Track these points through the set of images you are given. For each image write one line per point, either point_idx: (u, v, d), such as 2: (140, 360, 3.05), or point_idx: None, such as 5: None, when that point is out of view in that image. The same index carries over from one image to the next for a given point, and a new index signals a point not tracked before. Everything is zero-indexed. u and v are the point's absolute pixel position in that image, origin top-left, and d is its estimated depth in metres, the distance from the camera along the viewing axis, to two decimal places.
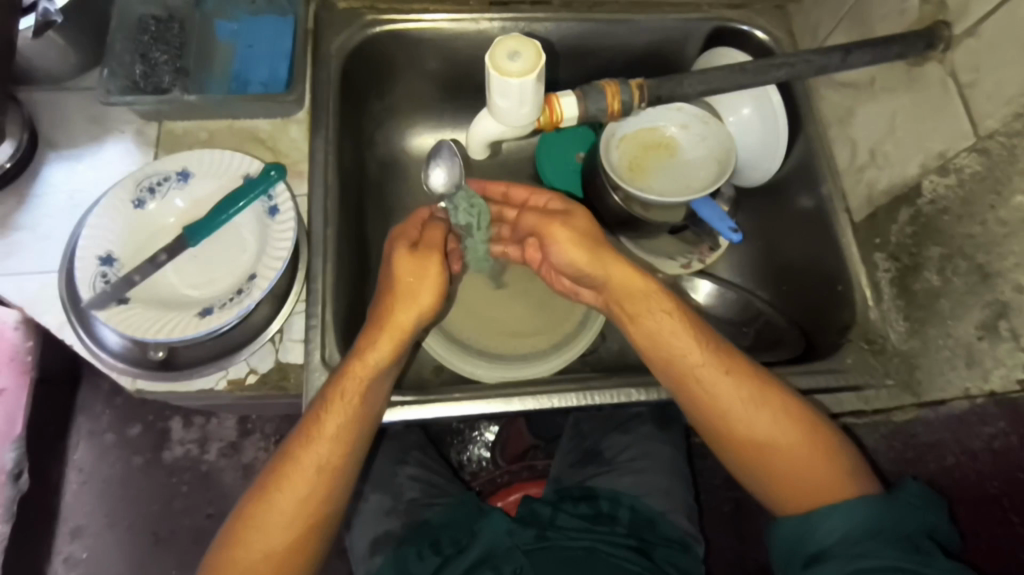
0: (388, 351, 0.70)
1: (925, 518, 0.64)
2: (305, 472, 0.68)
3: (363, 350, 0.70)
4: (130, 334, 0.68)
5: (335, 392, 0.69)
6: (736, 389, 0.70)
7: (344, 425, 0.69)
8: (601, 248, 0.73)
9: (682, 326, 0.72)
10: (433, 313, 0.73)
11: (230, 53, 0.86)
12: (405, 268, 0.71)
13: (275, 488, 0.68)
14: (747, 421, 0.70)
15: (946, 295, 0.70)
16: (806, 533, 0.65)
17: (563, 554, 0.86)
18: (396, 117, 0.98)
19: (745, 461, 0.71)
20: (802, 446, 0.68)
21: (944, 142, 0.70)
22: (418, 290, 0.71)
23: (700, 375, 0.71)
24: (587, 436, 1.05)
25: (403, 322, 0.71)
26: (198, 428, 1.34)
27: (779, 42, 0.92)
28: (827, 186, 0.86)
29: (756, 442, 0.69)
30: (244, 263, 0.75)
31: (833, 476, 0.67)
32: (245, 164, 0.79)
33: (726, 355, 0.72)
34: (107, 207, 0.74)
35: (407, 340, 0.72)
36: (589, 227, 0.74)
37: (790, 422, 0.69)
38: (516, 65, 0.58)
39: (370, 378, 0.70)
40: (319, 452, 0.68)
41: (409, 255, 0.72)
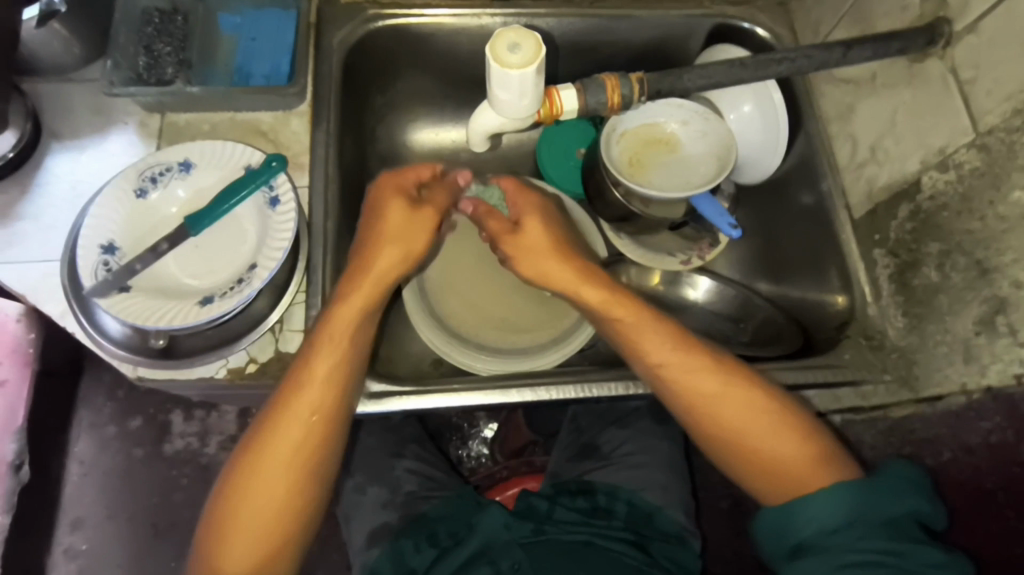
0: (362, 304, 0.72)
1: (904, 501, 0.61)
2: (277, 463, 0.66)
3: (339, 300, 0.71)
4: (131, 322, 0.68)
5: (313, 362, 0.68)
6: (708, 387, 0.70)
7: (319, 403, 0.68)
8: (554, 255, 0.75)
9: (645, 328, 0.72)
10: (416, 260, 0.76)
11: (233, 46, 0.87)
12: (396, 218, 0.75)
13: (249, 479, 0.66)
14: (718, 417, 0.70)
15: (944, 291, 0.70)
16: (787, 525, 0.64)
17: (562, 546, 0.86)
18: (398, 112, 0.98)
19: (727, 456, 0.71)
20: (777, 439, 0.68)
21: (944, 139, 0.70)
22: (413, 228, 0.75)
23: (667, 376, 0.71)
24: (585, 431, 1.05)
25: (381, 270, 0.73)
26: (199, 421, 1.35)
27: (781, 40, 0.92)
28: (828, 182, 0.86)
29: (730, 437, 0.70)
30: (246, 253, 0.76)
31: (811, 467, 0.67)
32: (247, 154, 0.79)
33: (693, 354, 0.71)
34: (108, 196, 0.75)
35: (386, 289, 0.74)
36: (540, 234, 0.76)
37: (762, 415, 0.69)
38: (517, 57, 0.58)
39: (349, 328, 0.70)
40: (292, 433, 0.67)
41: (401, 206, 0.75)
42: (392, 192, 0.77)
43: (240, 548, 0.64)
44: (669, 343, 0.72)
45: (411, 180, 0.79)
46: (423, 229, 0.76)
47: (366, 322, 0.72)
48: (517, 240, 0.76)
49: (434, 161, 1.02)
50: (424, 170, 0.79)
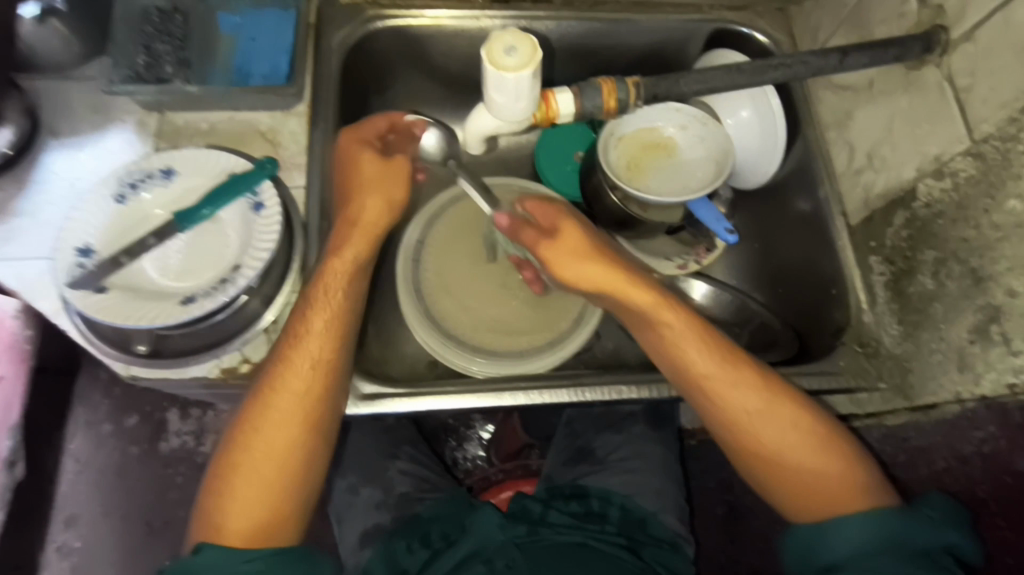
0: (363, 248, 0.76)
1: (945, 535, 0.63)
2: (282, 408, 0.69)
3: (339, 251, 0.75)
4: (111, 322, 0.68)
5: (306, 321, 0.71)
6: (752, 402, 0.71)
7: (318, 358, 0.70)
8: (603, 262, 0.73)
9: (691, 339, 0.72)
10: (399, 210, 0.81)
11: (232, 46, 0.87)
12: (372, 166, 0.79)
13: (250, 435, 0.69)
14: (758, 434, 0.70)
15: (939, 299, 0.70)
16: (817, 547, 0.66)
17: (556, 547, 0.86)
18: (396, 113, 0.98)
19: (759, 471, 0.71)
20: (818, 461, 0.69)
21: (939, 147, 0.70)
22: (390, 184, 0.79)
23: (711, 388, 0.71)
24: (580, 435, 1.04)
25: (372, 219, 0.77)
26: (195, 420, 1.35)
27: (780, 46, 0.92)
28: (824, 189, 0.86)
29: (772, 456, 0.70)
30: (229, 256, 0.75)
31: (846, 487, 0.68)
32: (231, 162, 0.78)
33: (737, 368, 0.72)
34: (89, 200, 0.74)
35: (378, 235, 0.78)
36: (579, 242, 0.73)
37: (804, 436, 0.70)
38: (512, 60, 0.58)
39: (349, 271, 0.75)
40: (292, 385, 0.69)
41: (375, 158, 0.79)
42: (358, 147, 0.80)
43: (246, 494, 0.67)
44: (713, 353, 0.72)
45: (372, 135, 0.82)
46: (400, 173, 0.80)
47: (365, 265, 0.76)
48: (563, 245, 0.73)
49: None
50: (380, 123, 0.82)
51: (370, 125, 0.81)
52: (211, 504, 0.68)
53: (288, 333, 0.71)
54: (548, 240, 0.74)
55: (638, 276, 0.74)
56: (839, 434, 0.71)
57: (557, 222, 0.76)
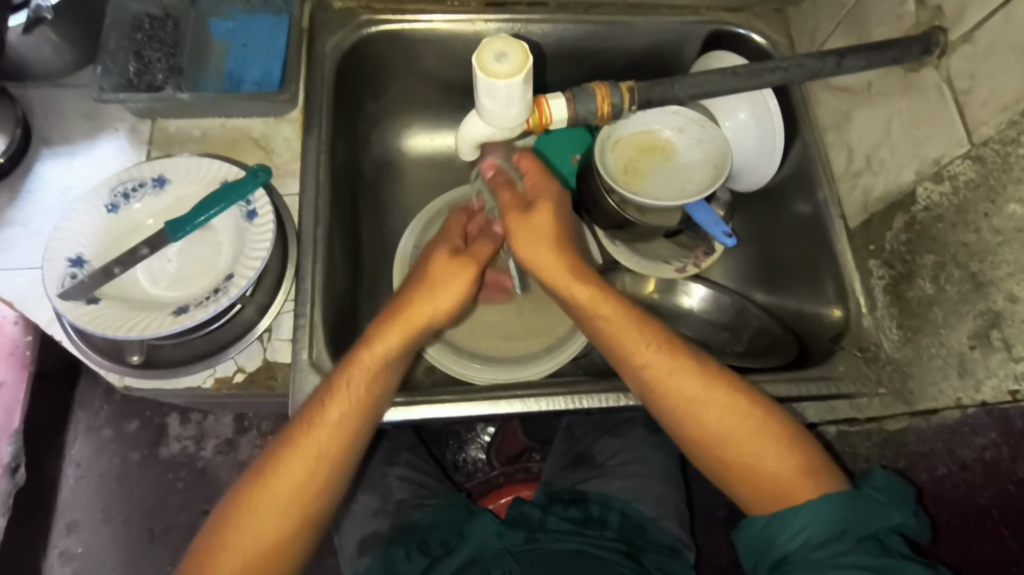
0: (397, 343, 0.70)
1: (891, 516, 0.64)
2: (304, 457, 0.67)
3: (372, 340, 0.70)
4: (101, 333, 0.67)
5: (342, 380, 0.68)
6: (686, 389, 0.69)
7: (346, 415, 0.68)
8: (552, 246, 0.70)
9: (630, 329, 0.70)
10: (461, 309, 0.74)
11: (225, 52, 0.86)
12: (442, 265, 0.72)
13: (270, 479, 0.67)
14: (700, 421, 0.69)
15: (939, 303, 0.69)
16: (770, 538, 0.65)
17: (552, 555, 0.85)
18: (392, 117, 0.98)
19: (703, 455, 0.70)
20: (758, 447, 0.67)
21: (939, 149, 0.69)
22: (445, 284, 0.71)
23: (650, 373, 0.69)
24: (579, 439, 1.04)
25: (421, 314, 0.71)
26: (195, 424, 1.34)
27: (777, 47, 0.91)
28: (824, 192, 0.85)
29: (711, 443, 0.69)
30: (222, 265, 0.74)
31: (792, 474, 0.66)
32: (224, 170, 0.78)
33: (676, 358, 0.69)
34: (80, 209, 0.74)
35: (420, 333, 0.72)
36: (550, 226, 0.70)
37: (742, 422, 0.68)
38: (502, 67, 0.58)
39: (378, 364, 0.69)
40: (318, 441, 0.67)
41: (449, 257, 0.73)
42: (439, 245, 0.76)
43: (255, 535, 0.66)
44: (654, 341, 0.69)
45: (456, 232, 0.78)
46: (465, 274, 0.72)
47: (395, 360, 0.71)
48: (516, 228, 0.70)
49: (430, 167, 1.02)
50: (464, 223, 0.80)
51: (455, 230, 0.78)
52: (203, 537, 0.67)
53: (321, 389, 0.69)
54: (518, 213, 0.71)
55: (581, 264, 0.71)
56: (780, 417, 0.69)
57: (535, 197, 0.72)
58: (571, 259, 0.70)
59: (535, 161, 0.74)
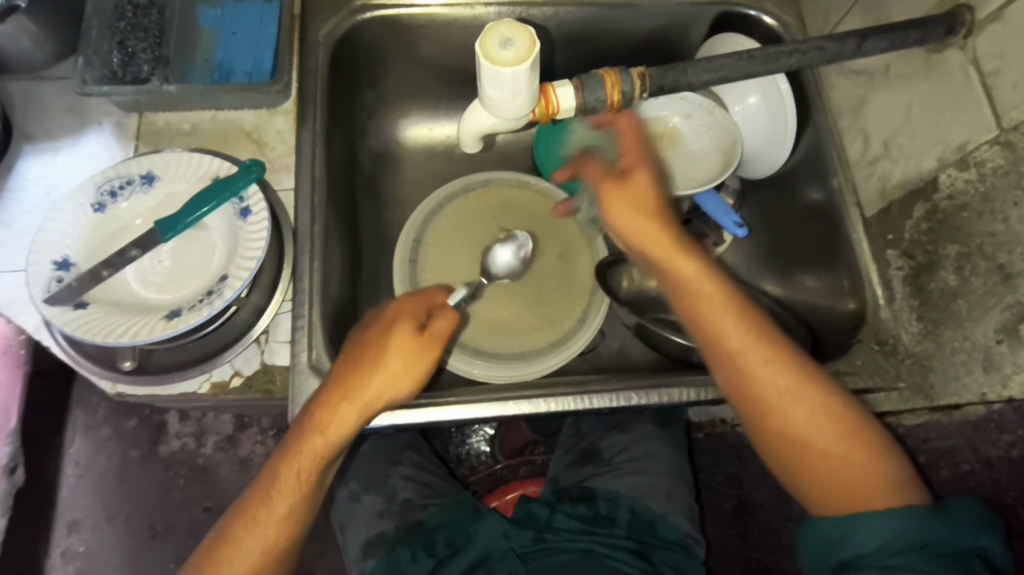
0: (349, 427, 0.65)
1: (978, 538, 0.61)
2: (257, 535, 0.65)
3: (322, 425, 0.65)
4: (90, 340, 0.64)
5: (292, 465, 0.65)
6: (778, 379, 0.65)
7: (293, 506, 0.66)
8: (648, 212, 0.67)
9: (730, 312, 0.66)
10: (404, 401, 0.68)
11: (213, 41, 0.83)
12: (401, 346, 0.66)
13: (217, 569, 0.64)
14: (795, 418, 0.65)
15: (963, 296, 0.66)
16: (843, 537, 0.63)
17: (562, 556, 0.84)
18: (389, 107, 0.94)
19: (780, 450, 0.67)
20: (847, 451, 0.65)
21: (963, 135, 0.66)
22: (395, 374, 0.66)
23: (742, 364, 0.66)
24: (586, 435, 1.01)
25: (373, 396, 0.65)
26: (194, 421, 1.32)
27: (788, 28, 0.87)
28: (838, 179, 0.82)
29: (798, 441, 0.65)
30: (215, 265, 0.71)
31: (875, 480, 0.64)
32: (215, 165, 0.75)
33: (775, 345, 0.66)
34: (65, 209, 0.70)
35: (373, 412, 0.66)
36: (649, 193, 0.67)
37: (835, 424, 0.65)
38: (508, 54, 0.55)
39: (327, 453, 0.66)
40: (266, 534, 0.65)
41: (410, 337, 0.67)
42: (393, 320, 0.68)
43: None
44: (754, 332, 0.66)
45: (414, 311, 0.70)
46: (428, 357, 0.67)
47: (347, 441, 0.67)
48: (615, 192, 0.68)
49: (429, 158, 0.98)
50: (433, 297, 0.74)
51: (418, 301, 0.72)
52: None
53: (267, 476, 0.67)
54: (613, 180, 0.68)
55: (685, 242, 0.67)
56: (873, 425, 0.66)
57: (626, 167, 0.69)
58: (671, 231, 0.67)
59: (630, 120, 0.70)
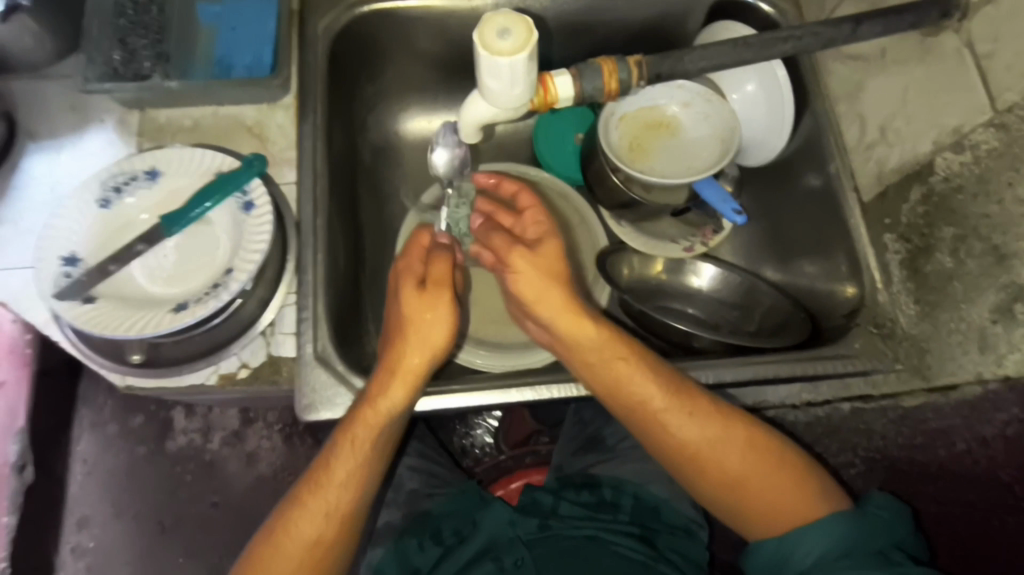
0: (401, 398, 0.67)
1: (896, 532, 0.63)
2: (314, 516, 0.66)
3: (375, 397, 0.67)
4: (99, 334, 0.65)
5: (348, 433, 0.67)
6: (701, 430, 0.67)
7: (355, 470, 0.67)
8: (562, 286, 0.67)
9: (643, 374, 0.68)
10: (446, 353, 0.69)
11: (212, 37, 0.83)
12: (414, 305, 0.67)
13: (284, 534, 0.66)
14: (718, 457, 0.67)
15: (959, 278, 0.67)
16: (785, 556, 0.64)
17: (568, 541, 0.85)
18: (389, 100, 0.95)
19: (713, 493, 0.68)
20: (774, 484, 0.66)
21: (958, 118, 0.67)
22: (426, 328, 0.67)
23: (665, 421, 0.67)
24: (589, 423, 1.01)
25: (414, 363, 0.67)
26: (200, 417, 1.33)
27: (785, 15, 0.87)
28: (835, 164, 0.82)
29: (731, 484, 0.67)
30: (220, 259, 0.72)
31: (806, 500, 0.65)
32: (217, 160, 0.76)
33: (691, 397, 0.68)
34: (71, 206, 0.71)
35: (419, 381, 0.68)
36: (555, 264, 0.68)
37: (762, 459, 0.67)
38: (506, 43, 0.56)
39: (386, 420, 0.67)
40: (329, 497, 0.67)
41: (417, 294, 0.67)
42: (405, 281, 0.68)
43: None
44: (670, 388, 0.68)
45: (417, 263, 0.70)
46: (441, 306, 0.67)
47: (402, 413, 0.68)
48: (528, 258, 0.68)
49: (428, 150, 0.99)
50: (421, 239, 0.72)
51: (412, 254, 0.71)
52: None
53: (327, 450, 0.68)
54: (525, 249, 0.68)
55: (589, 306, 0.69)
56: (797, 452, 0.68)
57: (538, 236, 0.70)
58: (575, 299, 0.68)
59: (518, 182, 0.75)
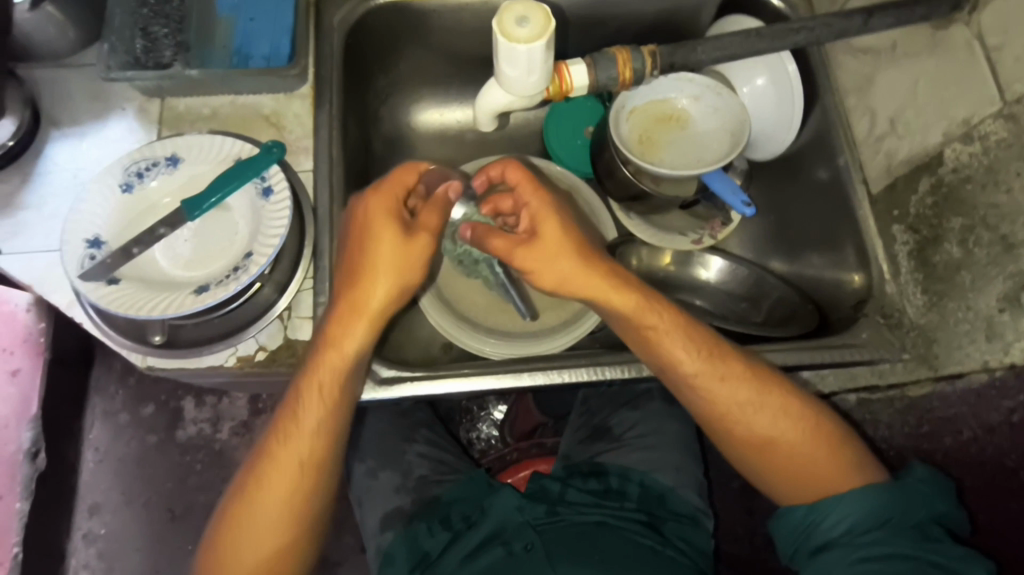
0: (363, 336, 0.70)
1: (935, 505, 0.65)
2: (291, 457, 0.70)
3: (338, 337, 0.69)
4: (123, 314, 0.67)
5: (311, 379, 0.69)
6: (735, 395, 0.71)
7: (321, 420, 0.70)
8: (575, 257, 0.70)
9: (678, 340, 0.71)
10: (411, 291, 0.72)
11: (230, 28, 0.84)
12: (390, 243, 0.68)
13: (257, 493, 0.70)
14: (749, 420, 0.71)
15: (967, 267, 0.68)
16: (813, 524, 0.68)
17: (575, 527, 0.85)
18: (402, 92, 0.96)
19: (742, 454, 0.73)
20: (801, 448, 0.70)
21: (968, 110, 0.68)
22: (399, 257, 0.69)
23: (700, 385, 0.71)
24: (596, 413, 1.03)
25: (379, 303, 0.69)
26: (210, 407, 1.35)
27: (795, 9, 0.88)
28: (844, 157, 0.83)
29: (760, 446, 0.71)
30: (239, 243, 0.74)
31: (831, 463, 0.69)
32: (237, 147, 0.77)
33: (726, 363, 0.71)
34: (94, 190, 0.73)
35: (381, 319, 0.71)
36: (561, 244, 0.69)
37: (792, 424, 0.71)
38: (524, 30, 0.57)
39: (347, 365, 0.69)
40: (299, 448, 0.70)
41: (399, 240, 0.68)
42: (382, 216, 0.69)
43: (256, 550, 0.69)
44: (704, 354, 0.71)
45: (399, 198, 0.70)
46: (418, 253, 0.70)
47: (365, 351, 0.71)
48: (534, 249, 0.69)
49: (440, 142, 1.00)
50: (408, 177, 0.71)
51: (391, 189, 0.69)
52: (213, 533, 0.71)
53: (294, 392, 0.70)
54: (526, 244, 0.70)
55: (620, 274, 0.72)
56: (829, 419, 0.72)
57: (529, 219, 0.71)
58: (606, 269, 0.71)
59: (520, 176, 0.71)
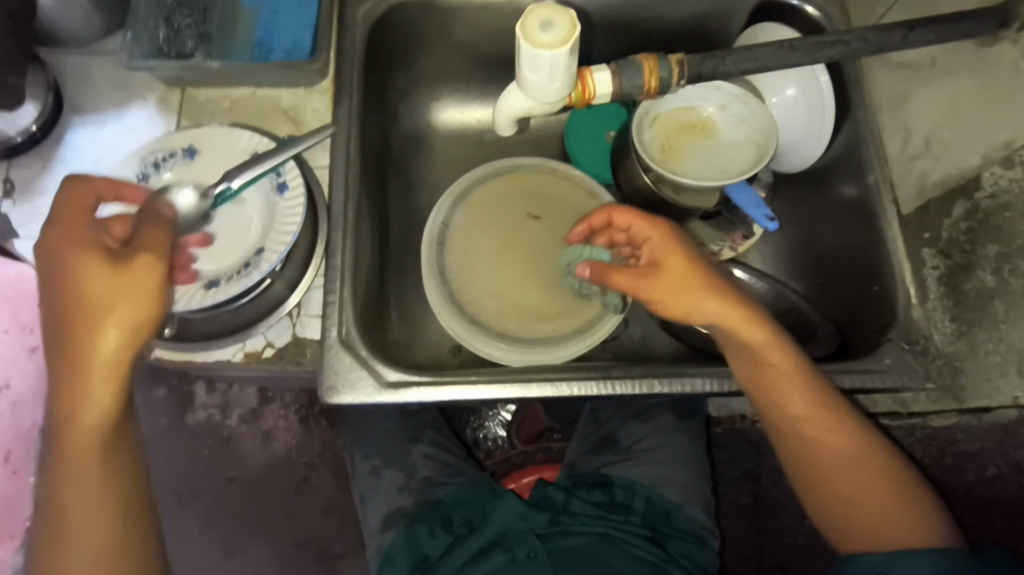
0: (104, 384, 0.56)
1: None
2: (75, 500, 0.60)
3: (78, 377, 0.55)
4: None
5: (74, 422, 0.56)
6: (839, 445, 0.68)
7: (96, 467, 0.59)
8: (707, 292, 0.66)
9: (796, 384, 0.67)
10: (150, 330, 0.58)
11: (253, 19, 0.83)
12: (97, 280, 0.55)
13: (61, 534, 0.60)
14: (842, 475, 0.68)
15: (1000, 297, 0.68)
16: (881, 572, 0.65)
17: (579, 539, 0.84)
18: (423, 89, 0.95)
19: (824, 504, 0.70)
20: (886, 507, 0.67)
21: (1012, 132, 0.66)
22: (112, 301, 0.55)
23: (803, 430, 0.68)
24: (604, 423, 1.01)
25: (101, 339, 0.55)
26: (220, 393, 1.31)
27: (831, 19, 0.85)
28: (875, 174, 0.79)
29: (845, 504, 0.68)
30: (250, 238, 0.73)
31: (916, 529, 0.66)
32: (254, 141, 0.77)
33: (837, 416, 0.68)
34: (111, 180, 0.73)
35: (126, 367, 0.57)
36: (688, 275, 0.67)
37: (885, 484, 0.68)
38: (547, 36, 0.56)
39: (89, 411, 0.56)
40: (82, 492, 0.59)
41: (105, 267, 0.55)
42: (88, 258, 0.56)
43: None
44: (816, 398, 0.67)
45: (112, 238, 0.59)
46: (144, 279, 0.56)
47: (117, 397, 0.57)
48: (667, 282, 0.67)
49: (459, 142, 0.99)
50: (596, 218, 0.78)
51: (153, 249, 0.57)
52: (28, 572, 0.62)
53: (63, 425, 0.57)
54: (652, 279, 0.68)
55: (753, 310, 0.67)
56: (921, 484, 0.69)
57: (655, 256, 0.69)
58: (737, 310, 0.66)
59: (632, 213, 0.72)
